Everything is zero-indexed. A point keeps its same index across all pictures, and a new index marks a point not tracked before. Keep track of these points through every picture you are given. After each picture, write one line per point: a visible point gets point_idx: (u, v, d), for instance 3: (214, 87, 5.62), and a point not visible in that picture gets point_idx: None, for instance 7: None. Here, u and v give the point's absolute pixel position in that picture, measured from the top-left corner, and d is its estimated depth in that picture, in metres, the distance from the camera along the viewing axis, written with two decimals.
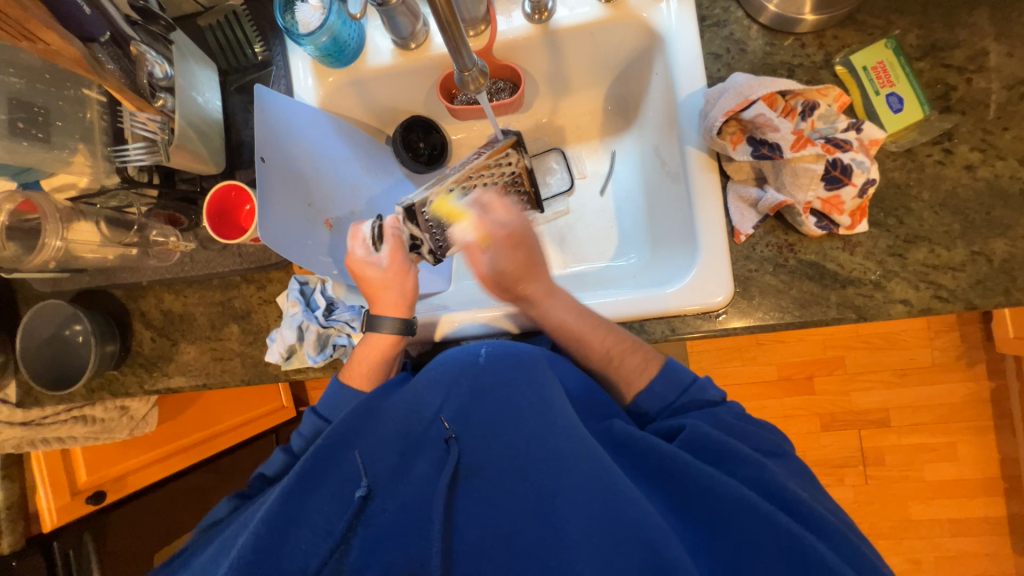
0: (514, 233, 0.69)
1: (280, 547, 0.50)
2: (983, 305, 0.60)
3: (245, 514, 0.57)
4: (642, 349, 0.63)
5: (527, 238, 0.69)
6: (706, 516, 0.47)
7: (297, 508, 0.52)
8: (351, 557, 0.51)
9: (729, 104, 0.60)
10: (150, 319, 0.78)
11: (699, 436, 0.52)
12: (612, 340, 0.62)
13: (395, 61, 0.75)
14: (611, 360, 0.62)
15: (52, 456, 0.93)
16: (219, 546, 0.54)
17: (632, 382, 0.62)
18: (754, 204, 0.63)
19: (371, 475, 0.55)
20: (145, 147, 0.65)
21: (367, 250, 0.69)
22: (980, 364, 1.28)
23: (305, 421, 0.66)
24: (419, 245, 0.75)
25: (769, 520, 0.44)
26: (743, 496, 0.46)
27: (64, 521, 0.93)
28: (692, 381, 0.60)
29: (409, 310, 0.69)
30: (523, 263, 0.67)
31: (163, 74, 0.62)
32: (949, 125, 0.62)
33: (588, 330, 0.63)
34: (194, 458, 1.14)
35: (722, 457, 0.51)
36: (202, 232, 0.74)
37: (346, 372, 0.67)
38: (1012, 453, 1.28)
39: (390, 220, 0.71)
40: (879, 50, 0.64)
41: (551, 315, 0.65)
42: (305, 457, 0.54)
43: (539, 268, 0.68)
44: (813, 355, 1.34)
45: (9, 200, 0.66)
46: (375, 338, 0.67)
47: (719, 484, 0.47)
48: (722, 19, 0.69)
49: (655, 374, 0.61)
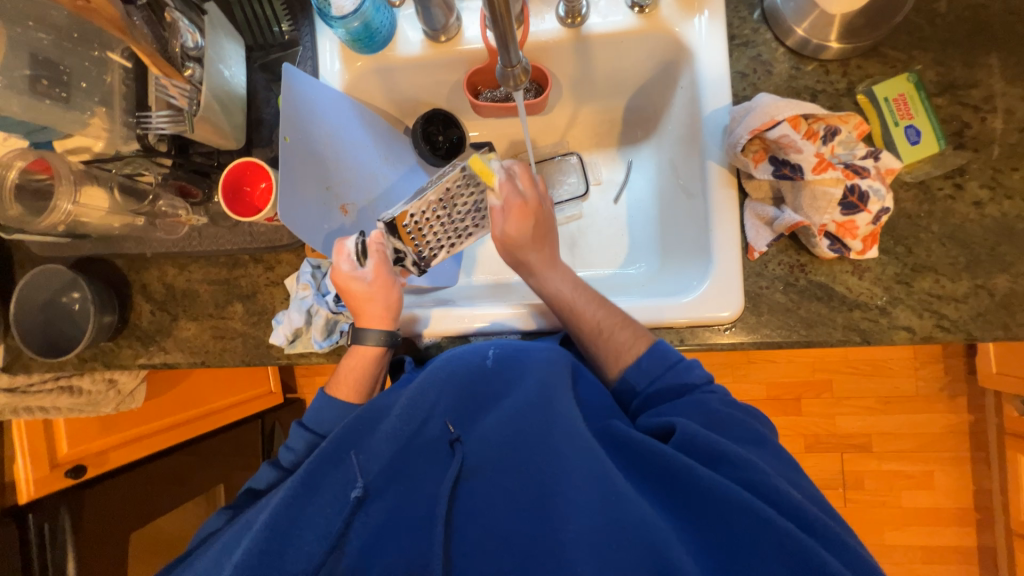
0: (530, 205, 0.67)
1: (282, 549, 0.49)
2: (982, 337, 0.62)
3: (248, 515, 0.56)
4: (632, 326, 0.62)
5: (546, 218, 0.69)
6: (705, 514, 0.46)
7: (300, 511, 0.51)
8: (345, 559, 0.50)
9: (755, 123, 0.61)
10: (151, 292, 0.76)
11: (689, 439, 0.51)
12: (603, 312, 0.63)
13: (425, 53, 0.75)
14: (602, 333, 0.62)
15: (34, 426, 0.89)
16: (222, 546, 0.53)
17: (620, 356, 0.61)
18: (770, 223, 0.65)
19: (368, 476, 0.53)
20: (170, 116, 0.64)
21: (352, 265, 0.67)
22: (961, 397, 1.32)
23: (293, 434, 0.64)
24: (403, 258, 0.74)
25: (765, 521, 0.44)
26: (740, 497, 0.45)
27: (39, 494, 0.88)
28: (678, 360, 0.59)
29: (395, 322, 0.68)
30: (534, 231, 0.67)
31: (193, 44, 0.63)
32: (961, 161, 0.64)
33: (582, 301, 0.64)
34: (177, 439, 1.11)
35: (718, 459, 0.49)
36: (213, 207, 0.73)
37: (332, 384, 0.66)
38: (986, 485, 1.32)
39: (374, 236, 0.69)
40: (900, 83, 0.65)
41: (548, 287, 0.66)
42: (309, 461, 0.54)
43: (549, 239, 0.69)
44: (802, 377, 1.37)
45: (20, 157, 0.64)
46: (362, 349, 0.66)
47: (715, 485, 0.46)
48: (751, 39, 0.70)
49: (642, 352, 0.60)
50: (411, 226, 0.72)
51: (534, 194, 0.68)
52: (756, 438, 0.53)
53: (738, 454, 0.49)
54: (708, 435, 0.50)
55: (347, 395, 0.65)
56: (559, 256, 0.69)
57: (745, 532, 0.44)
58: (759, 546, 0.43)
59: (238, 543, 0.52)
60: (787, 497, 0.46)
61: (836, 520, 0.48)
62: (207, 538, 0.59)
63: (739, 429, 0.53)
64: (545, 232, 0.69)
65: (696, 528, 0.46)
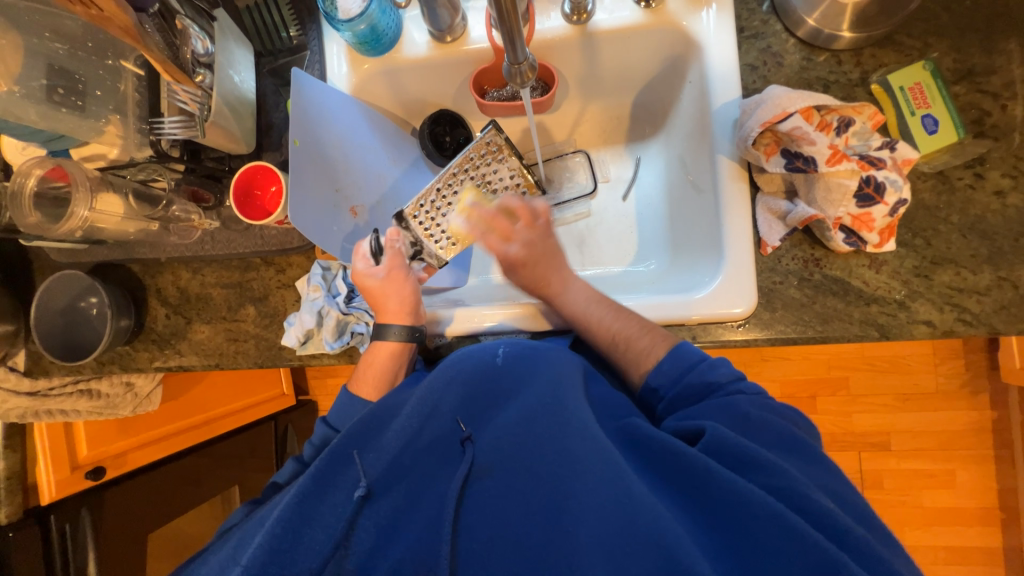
0: (529, 253, 0.69)
1: (294, 547, 0.49)
2: (1005, 331, 0.60)
3: (260, 512, 0.56)
4: (653, 331, 0.62)
5: (546, 249, 0.70)
6: (724, 514, 0.45)
7: (311, 508, 0.51)
8: (351, 560, 0.49)
9: (766, 116, 0.60)
10: (166, 296, 0.78)
11: (718, 441, 0.49)
12: (620, 324, 0.63)
13: (430, 54, 0.75)
14: (619, 344, 0.62)
15: (54, 431, 0.90)
16: (235, 544, 0.53)
17: (642, 363, 0.61)
18: (782, 217, 0.63)
19: (372, 476, 0.53)
20: (181, 121, 0.65)
21: (367, 263, 0.68)
22: (983, 394, 1.28)
23: (316, 429, 0.64)
24: (421, 252, 0.75)
25: (792, 530, 0.42)
26: (763, 500, 0.44)
27: (61, 495, 0.90)
28: (701, 359, 0.58)
29: (415, 315, 0.68)
30: (541, 269, 0.69)
31: (204, 50, 0.65)
32: (982, 150, 0.62)
33: (598, 315, 0.65)
34: (193, 440, 1.13)
35: (742, 462, 0.48)
36: (225, 211, 0.74)
37: (354, 382, 0.67)
38: (1011, 484, 1.28)
39: (389, 233, 0.69)
40: (916, 71, 0.64)
41: (567, 304, 0.66)
42: (320, 457, 0.54)
43: (556, 265, 0.69)
44: (817, 374, 1.34)
45: (38, 166, 0.65)
46: (381, 345, 0.66)
47: (732, 487, 0.45)
48: (760, 31, 0.69)
49: (663, 356, 0.60)
50: (419, 215, 0.74)
51: (525, 236, 0.70)
52: (785, 444, 0.51)
53: (766, 457, 0.47)
54: (735, 439, 0.49)
55: (369, 393, 0.65)
56: (569, 275, 0.69)
57: (767, 538, 0.42)
58: (775, 550, 0.42)
59: (249, 540, 0.52)
60: (813, 503, 0.44)
61: (857, 519, 0.47)
62: (228, 529, 0.59)
63: (773, 433, 0.51)
64: (550, 260, 0.70)
65: (710, 528, 0.45)
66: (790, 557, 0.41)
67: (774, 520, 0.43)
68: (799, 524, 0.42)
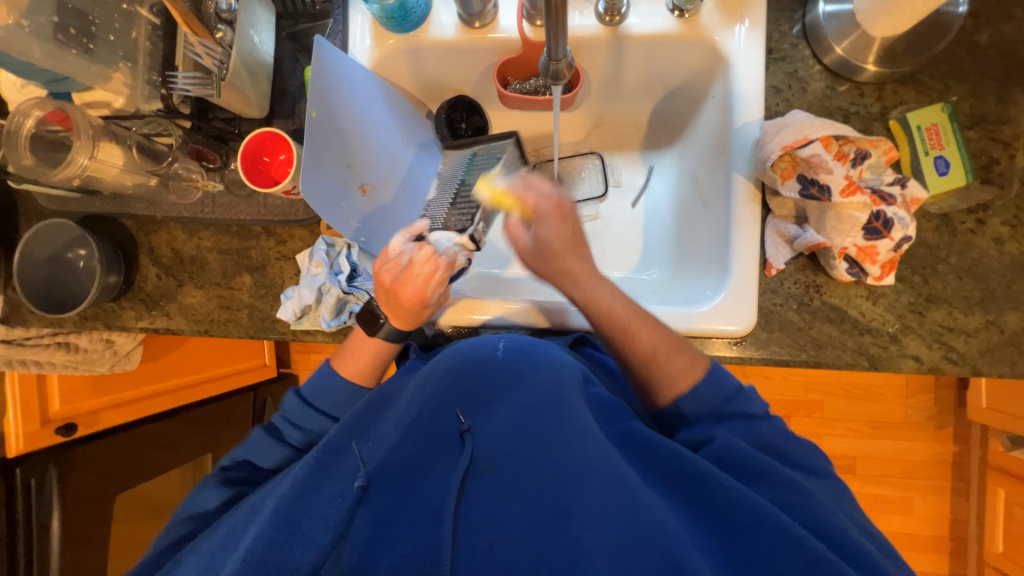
0: (563, 205, 0.60)
1: (292, 539, 0.47)
2: (988, 373, 0.62)
3: (255, 498, 0.54)
4: (688, 351, 0.58)
5: (576, 237, 0.61)
6: (726, 523, 0.46)
7: (309, 498, 0.50)
8: (349, 554, 0.48)
9: (788, 139, 0.61)
10: (158, 256, 0.75)
11: (723, 448, 0.51)
12: (659, 335, 0.58)
13: (457, 37, 0.73)
14: (654, 359, 0.57)
15: (27, 380, 0.88)
16: (226, 533, 0.51)
17: (675, 383, 0.57)
18: (790, 240, 0.65)
19: (371, 465, 0.53)
20: (196, 78, 0.62)
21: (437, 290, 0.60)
22: (948, 428, 1.34)
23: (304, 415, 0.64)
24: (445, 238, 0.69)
25: (797, 541, 0.43)
26: (765, 510, 0.45)
27: (29, 448, 0.86)
28: (738, 389, 0.56)
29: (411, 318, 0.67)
30: (572, 238, 0.60)
31: (227, 6, 0.62)
32: (986, 196, 0.64)
33: (635, 318, 0.59)
34: (169, 404, 1.12)
35: (752, 475, 0.49)
36: (229, 174, 0.72)
37: (339, 357, 0.66)
38: (963, 516, 1.34)
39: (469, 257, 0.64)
40: (935, 112, 0.65)
41: (596, 297, 0.59)
42: (316, 449, 0.53)
43: (585, 245, 0.62)
44: (794, 396, 1.38)
45: (37, 107, 0.62)
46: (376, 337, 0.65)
47: (729, 493, 0.47)
48: (789, 54, 0.70)
49: (698, 380, 0.56)
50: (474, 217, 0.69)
51: (550, 207, 0.60)
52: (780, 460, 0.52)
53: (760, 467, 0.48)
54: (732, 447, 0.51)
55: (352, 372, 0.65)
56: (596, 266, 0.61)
57: (774, 548, 0.43)
58: (782, 559, 0.43)
59: (243, 530, 0.50)
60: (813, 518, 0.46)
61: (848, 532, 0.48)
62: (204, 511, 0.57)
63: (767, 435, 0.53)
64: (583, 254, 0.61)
65: (713, 536, 0.46)
66: (791, 558, 0.42)
67: (783, 531, 0.44)
68: (802, 533, 0.43)
